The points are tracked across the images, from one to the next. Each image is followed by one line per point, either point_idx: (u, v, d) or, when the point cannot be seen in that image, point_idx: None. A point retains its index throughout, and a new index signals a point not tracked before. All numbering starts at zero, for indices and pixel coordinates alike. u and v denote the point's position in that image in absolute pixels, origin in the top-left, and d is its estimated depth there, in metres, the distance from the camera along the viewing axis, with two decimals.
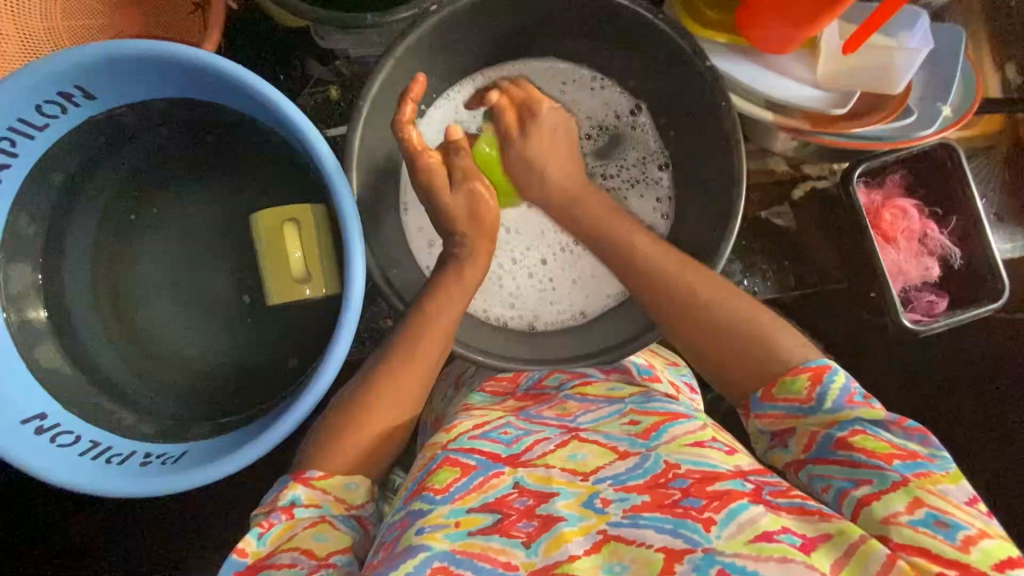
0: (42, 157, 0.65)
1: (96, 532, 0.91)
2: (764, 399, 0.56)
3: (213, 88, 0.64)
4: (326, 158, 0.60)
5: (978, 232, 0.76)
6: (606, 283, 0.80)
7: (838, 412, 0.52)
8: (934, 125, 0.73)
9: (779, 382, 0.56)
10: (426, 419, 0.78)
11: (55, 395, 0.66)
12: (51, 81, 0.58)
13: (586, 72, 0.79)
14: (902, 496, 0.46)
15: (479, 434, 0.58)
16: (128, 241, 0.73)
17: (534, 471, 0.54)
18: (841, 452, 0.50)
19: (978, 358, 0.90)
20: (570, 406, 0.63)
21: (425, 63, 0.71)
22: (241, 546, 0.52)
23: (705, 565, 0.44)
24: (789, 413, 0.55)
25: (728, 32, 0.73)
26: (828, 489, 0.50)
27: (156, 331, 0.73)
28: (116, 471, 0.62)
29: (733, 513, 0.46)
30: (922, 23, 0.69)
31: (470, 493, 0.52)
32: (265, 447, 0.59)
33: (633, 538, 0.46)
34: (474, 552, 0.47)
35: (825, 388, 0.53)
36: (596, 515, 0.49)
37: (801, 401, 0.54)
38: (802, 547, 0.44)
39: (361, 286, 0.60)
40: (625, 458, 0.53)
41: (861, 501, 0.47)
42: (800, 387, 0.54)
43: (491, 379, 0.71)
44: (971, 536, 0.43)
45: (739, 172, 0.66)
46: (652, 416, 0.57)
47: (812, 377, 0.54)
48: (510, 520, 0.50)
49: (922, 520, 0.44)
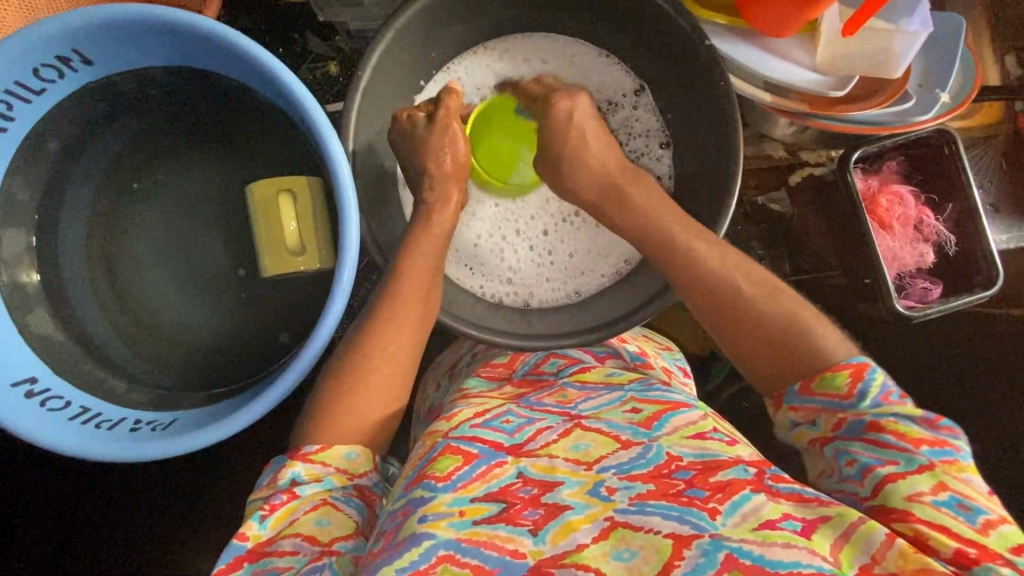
0: (38, 121, 0.65)
1: (86, 505, 0.91)
2: (800, 393, 0.54)
3: (212, 55, 0.64)
4: (321, 125, 0.59)
5: (975, 220, 0.76)
6: (602, 262, 0.80)
7: (877, 409, 0.49)
8: (932, 111, 0.73)
9: (819, 377, 0.53)
10: (419, 408, 0.77)
11: (47, 360, 0.65)
12: (48, 42, 0.57)
13: (600, 51, 0.78)
14: (927, 478, 0.45)
15: (481, 422, 0.57)
16: (123, 210, 0.73)
17: (537, 461, 0.53)
18: (874, 434, 0.49)
19: (973, 350, 0.90)
20: (569, 394, 0.62)
21: (424, 37, 0.71)
22: (242, 530, 0.51)
23: (712, 551, 0.43)
24: (826, 407, 0.52)
25: (728, 14, 0.73)
26: (852, 464, 0.49)
27: (150, 301, 0.73)
28: (106, 435, 0.61)
29: (737, 504, 0.46)
30: (924, 4, 0.68)
31: (473, 482, 0.51)
32: (255, 414, 0.59)
33: (640, 525, 0.46)
34: (481, 540, 0.46)
35: (866, 384, 0.50)
36: (601, 503, 0.48)
37: (840, 396, 0.51)
38: (803, 531, 0.44)
39: (354, 254, 0.60)
40: (627, 448, 0.53)
41: (885, 478, 0.47)
42: (839, 383, 0.51)
43: (487, 364, 0.70)
44: (991, 520, 0.43)
45: (738, 152, 0.65)
46: (653, 404, 0.57)
47: (853, 374, 0.51)
48: (516, 509, 0.49)
49: (944, 502, 0.44)
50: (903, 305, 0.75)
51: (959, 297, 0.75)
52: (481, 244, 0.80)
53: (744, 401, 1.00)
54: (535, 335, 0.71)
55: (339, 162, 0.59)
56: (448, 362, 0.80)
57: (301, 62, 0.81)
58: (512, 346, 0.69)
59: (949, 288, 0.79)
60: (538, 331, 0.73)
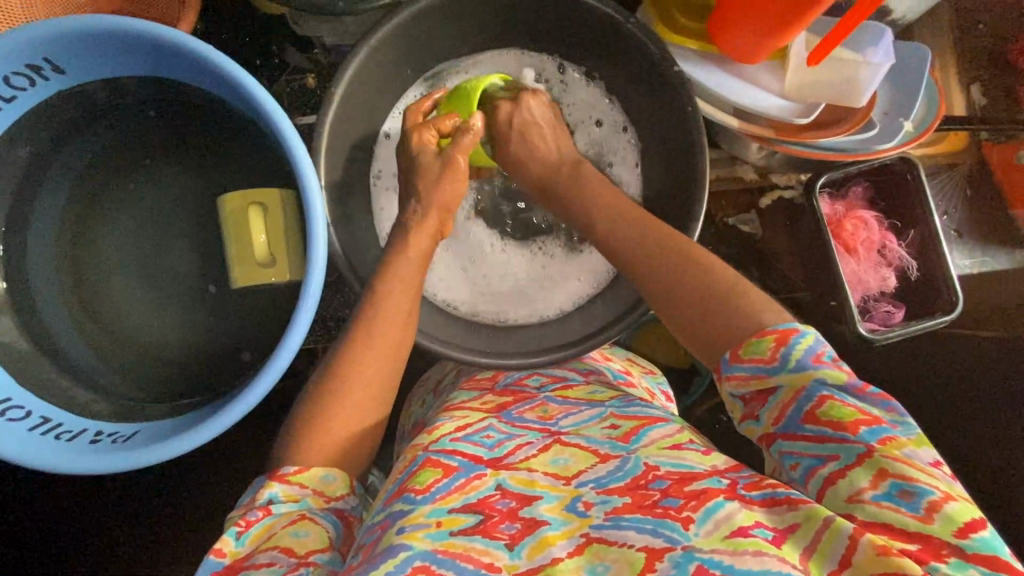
0: (9, 129, 0.65)
1: (54, 513, 0.91)
2: (731, 361, 0.52)
3: (182, 67, 0.64)
4: (288, 136, 0.59)
5: (936, 246, 0.77)
6: (590, 271, 0.81)
7: (803, 376, 0.49)
8: (894, 139, 0.74)
9: (746, 343, 0.52)
10: (404, 425, 0.78)
11: (8, 368, 0.65)
12: (17, 53, 0.57)
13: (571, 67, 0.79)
14: (867, 469, 0.45)
15: (461, 436, 0.58)
16: (93, 219, 0.73)
17: (516, 474, 0.53)
18: (811, 426, 0.48)
19: (942, 369, 0.92)
20: (551, 410, 0.63)
21: (399, 54, 0.71)
22: (218, 546, 0.51)
23: (684, 562, 0.43)
24: (755, 376, 0.51)
25: (700, 39, 0.74)
26: (797, 467, 0.49)
27: (119, 309, 0.73)
28: (65, 446, 0.61)
29: (710, 511, 0.46)
30: (888, 37, 0.70)
31: (451, 494, 0.51)
32: (216, 430, 0.59)
33: (615, 540, 0.46)
34: (456, 552, 0.47)
35: (790, 349, 0.50)
36: (578, 519, 0.49)
37: (766, 361, 0.50)
38: (773, 540, 0.44)
39: (321, 268, 0.60)
40: (606, 461, 0.54)
41: (829, 480, 0.46)
42: (765, 348, 0.51)
43: (471, 379, 0.72)
44: (935, 502, 0.42)
45: (703, 177, 0.67)
46: (632, 420, 0.58)
47: (777, 338, 0.50)
48: (493, 522, 0.49)
49: (885, 495, 0.44)
50: (866, 328, 0.76)
51: (920, 323, 0.76)
52: (452, 277, 0.81)
53: (720, 418, 1.00)
54: (501, 353, 0.71)
55: (308, 176, 0.59)
56: (431, 381, 0.81)
57: (279, 73, 0.81)
58: (479, 364, 0.69)
59: (911, 312, 0.81)
60: (508, 348, 0.73)
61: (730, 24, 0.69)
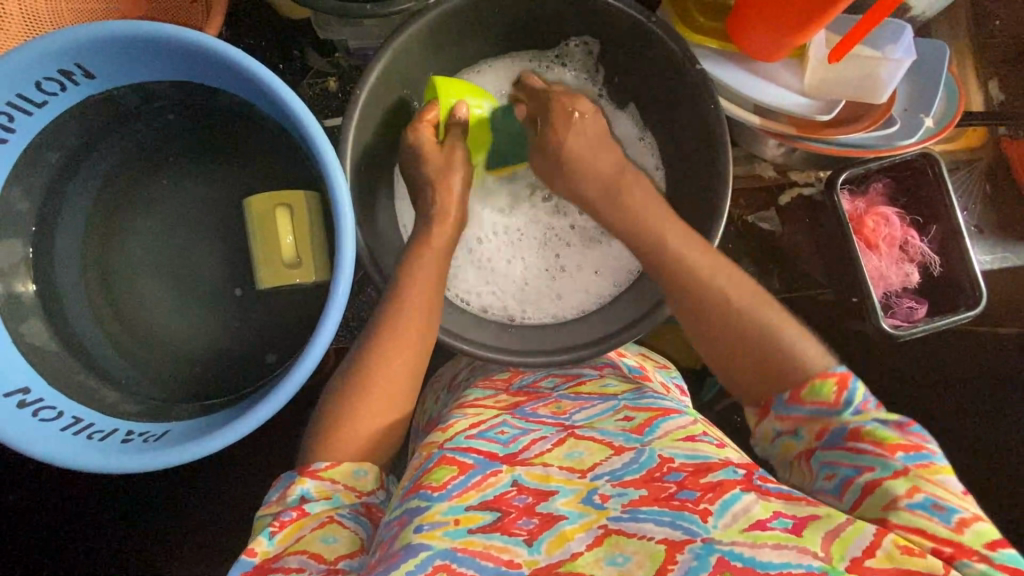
0: (40, 134, 0.66)
1: (79, 514, 0.91)
2: (788, 401, 0.54)
3: (208, 70, 0.65)
4: (315, 138, 0.60)
5: (958, 241, 0.78)
6: (608, 271, 0.82)
7: (859, 418, 0.50)
8: (917, 135, 0.75)
9: (807, 385, 0.54)
10: (419, 422, 0.78)
11: (40, 370, 0.65)
12: (52, 58, 0.58)
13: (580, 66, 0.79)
14: (903, 482, 0.46)
15: (477, 433, 0.57)
16: (120, 222, 0.73)
17: (531, 469, 0.53)
18: (854, 445, 0.49)
19: (964, 361, 0.92)
20: (564, 405, 0.63)
21: (422, 56, 0.72)
22: (252, 546, 0.52)
23: (704, 555, 0.44)
24: (812, 415, 0.53)
25: (718, 38, 0.75)
26: (833, 478, 0.50)
27: (146, 310, 0.74)
28: (97, 446, 0.61)
29: (727, 503, 0.47)
30: (909, 32, 0.70)
31: (469, 491, 0.51)
32: (250, 426, 0.59)
33: (634, 532, 0.47)
34: (476, 550, 0.47)
35: (850, 393, 0.52)
36: (596, 511, 0.49)
37: (827, 403, 0.52)
38: (794, 529, 0.44)
39: (351, 267, 0.60)
40: (620, 454, 0.54)
41: (863, 488, 0.48)
42: (827, 391, 0.52)
43: (486, 377, 0.72)
44: (965, 518, 0.44)
45: (726, 168, 0.67)
46: (645, 412, 0.58)
47: (838, 382, 0.52)
48: (510, 518, 0.49)
49: (920, 505, 0.45)
50: (889, 324, 0.77)
51: (943, 318, 0.77)
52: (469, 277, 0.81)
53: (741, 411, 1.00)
54: (524, 351, 0.71)
55: (336, 176, 0.60)
56: (446, 376, 0.81)
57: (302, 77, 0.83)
58: (508, 363, 0.69)
59: (933, 308, 0.81)
60: (528, 346, 0.73)
61: (750, 23, 0.69)
